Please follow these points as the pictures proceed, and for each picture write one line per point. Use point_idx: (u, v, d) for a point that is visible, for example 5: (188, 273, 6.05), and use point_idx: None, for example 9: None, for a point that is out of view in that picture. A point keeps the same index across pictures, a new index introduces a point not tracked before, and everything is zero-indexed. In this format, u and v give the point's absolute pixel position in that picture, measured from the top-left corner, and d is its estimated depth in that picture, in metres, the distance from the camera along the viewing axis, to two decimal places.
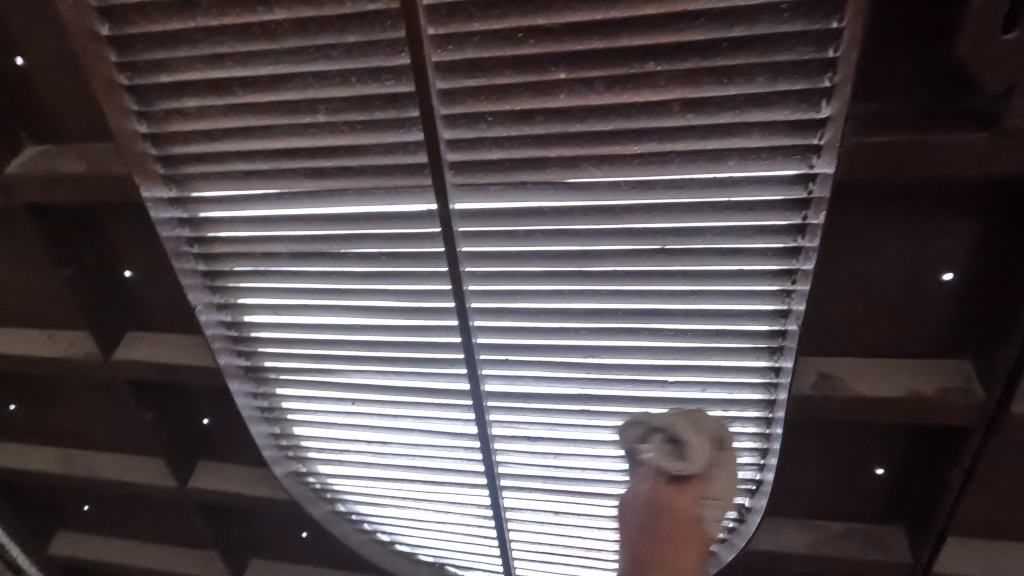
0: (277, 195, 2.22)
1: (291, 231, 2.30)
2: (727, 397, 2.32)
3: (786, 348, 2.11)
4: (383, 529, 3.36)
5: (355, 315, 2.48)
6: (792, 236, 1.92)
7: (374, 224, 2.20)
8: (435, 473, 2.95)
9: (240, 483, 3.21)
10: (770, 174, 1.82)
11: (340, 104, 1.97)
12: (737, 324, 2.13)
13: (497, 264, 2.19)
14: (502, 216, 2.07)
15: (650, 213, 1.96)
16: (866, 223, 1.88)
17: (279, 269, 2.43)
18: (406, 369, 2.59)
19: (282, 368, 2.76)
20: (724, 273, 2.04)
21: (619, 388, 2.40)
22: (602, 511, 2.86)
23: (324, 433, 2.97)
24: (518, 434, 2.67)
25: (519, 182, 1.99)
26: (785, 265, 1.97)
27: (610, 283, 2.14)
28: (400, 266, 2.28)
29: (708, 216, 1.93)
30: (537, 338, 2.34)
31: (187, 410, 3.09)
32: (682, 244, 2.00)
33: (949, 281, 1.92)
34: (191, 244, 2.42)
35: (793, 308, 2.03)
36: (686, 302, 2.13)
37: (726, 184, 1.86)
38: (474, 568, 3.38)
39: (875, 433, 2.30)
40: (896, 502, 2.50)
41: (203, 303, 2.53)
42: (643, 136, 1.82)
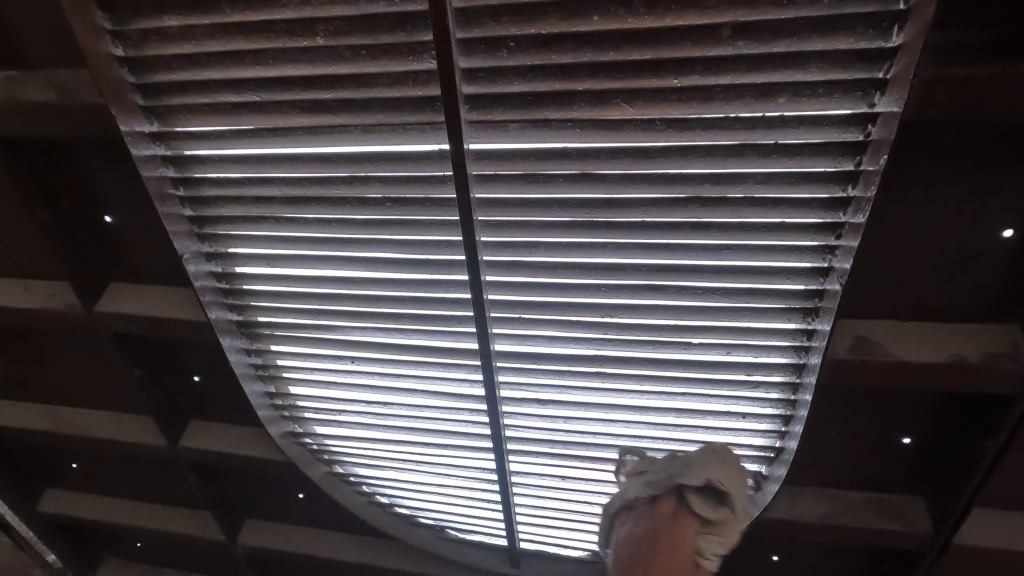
0: (271, 132, 2.01)
1: (288, 173, 2.10)
2: (753, 361, 2.19)
3: (823, 309, 1.97)
4: (382, 492, 3.26)
5: (356, 268, 2.30)
6: (841, 185, 1.74)
7: (379, 166, 2.00)
8: (438, 436, 2.83)
9: (236, 443, 3.09)
10: (824, 113, 1.63)
11: (341, 26, 1.74)
12: (770, 283, 1.98)
13: (513, 214, 2.00)
14: (521, 158, 1.87)
15: (685, 157, 1.78)
16: (924, 172, 1.71)
17: (273, 216, 2.23)
18: (410, 327, 2.43)
19: (277, 324, 2.60)
20: (763, 225, 1.87)
21: (638, 350, 2.26)
22: (611, 477, 2.77)
23: (323, 393, 2.83)
24: (527, 397, 2.53)
25: (542, 118, 1.79)
26: (830, 218, 1.81)
27: (637, 236, 1.97)
28: (407, 214, 2.09)
29: (750, 161, 1.76)
30: (554, 296, 2.17)
31: (176, 367, 2.93)
32: (718, 192, 1.83)
33: (1009, 239, 1.77)
34: (176, 185, 2.20)
35: (835, 265, 1.87)
36: (718, 259, 1.97)
37: (773, 124, 1.68)
38: (476, 532, 3.31)
39: (908, 401, 2.18)
40: (919, 472, 2.40)
41: (192, 251, 2.33)
42: (684, 68, 1.63)
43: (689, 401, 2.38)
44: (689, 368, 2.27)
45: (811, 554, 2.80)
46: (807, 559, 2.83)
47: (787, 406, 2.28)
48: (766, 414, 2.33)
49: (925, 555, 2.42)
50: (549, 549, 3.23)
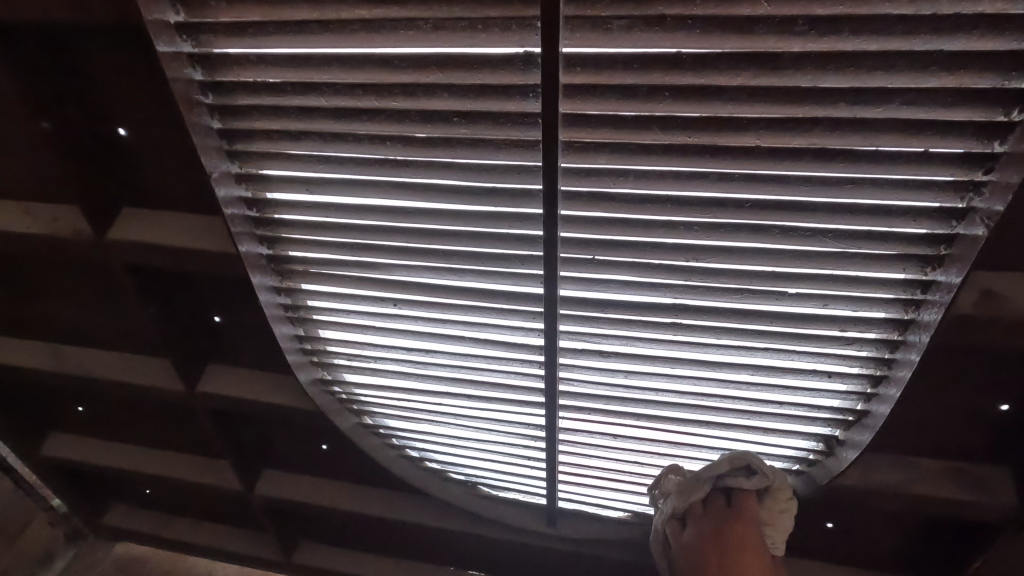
0: (322, 27, 1.70)
1: (339, 80, 1.80)
2: (850, 315, 1.97)
3: (950, 256, 1.74)
4: (414, 446, 3.09)
5: (409, 198, 2.04)
6: (1005, 108, 1.48)
7: (449, 73, 1.71)
8: (483, 388, 2.63)
9: (259, 390, 2.87)
10: (1008, 14, 1.35)
11: None
12: (890, 226, 1.74)
13: (603, 135, 1.73)
14: (623, 67, 1.58)
15: (824, 68, 1.49)
16: None
17: (318, 133, 1.94)
18: (464, 267, 2.19)
19: (313, 261, 2.35)
20: (897, 157, 1.61)
21: (722, 300, 2.03)
22: (666, 437, 2.60)
23: (358, 338, 2.61)
24: (588, 348, 2.33)
25: (655, 15, 1.48)
26: (982, 148, 1.56)
27: (744, 167, 1.71)
28: (476, 133, 1.81)
29: (901, 75, 1.47)
30: (635, 236, 1.92)
31: (196, 306, 2.68)
32: (853, 113, 1.56)
33: None
34: (205, 91, 1.90)
35: (977, 205, 1.63)
36: (835, 196, 1.71)
37: (940, 28, 1.39)
38: (510, 489, 3.16)
39: (1018, 364, 1.98)
40: (1009, 442, 2.23)
41: (222, 172, 2.03)
42: None
43: (769, 358, 2.18)
44: (777, 321, 2.05)
45: (871, 521, 2.67)
46: (866, 526, 2.70)
47: (879, 366, 2.08)
48: (852, 375, 2.13)
49: (1005, 527, 2.28)
50: (588, 508, 3.10)
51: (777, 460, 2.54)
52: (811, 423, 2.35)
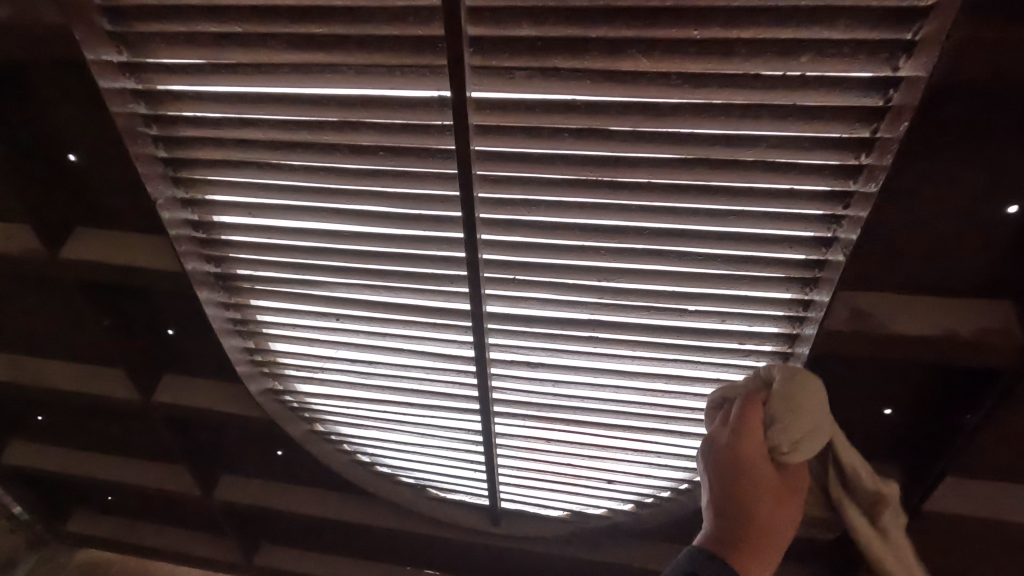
0: (256, 68, 1.86)
1: (274, 115, 1.95)
2: (746, 330, 2.18)
3: (823, 279, 1.96)
4: (364, 451, 3.24)
5: (345, 222, 2.20)
6: (855, 152, 1.70)
7: (373, 112, 1.88)
8: (424, 396, 2.80)
9: (212, 399, 2.99)
10: (847, 74, 1.56)
11: None
12: (772, 252, 1.95)
13: (514, 170, 1.91)
14: (526, 110, 1.77)
15: (700, 115, 1.69)
16: (939, 142, 1.67)
17: (257, 162, 2.09)
18: (398, 284, 2.35)
19: (259, 279, 2.49)
20: (771, 192, 1.81)
21: (631, 316, 2.24)
22: (596, 440, 2.79)
23: (305, 349, 2.75)
24: (517, 359, 2.51)
25: (551, 67, 1.67)
26: (840, 186, 1.77)
27: (640, 199, 1.90)
28: (401, 166, 1.99)
29: (765, 123, 1.68)
30: (550, 258, 2.11)
31: (149, 320, 2.80)
32: (729, 155, 1.76)
33: (1013, 215, 1.75)
34: (148, 123, 2.04)
35: (840, 235, 1.85)
36: (721, 225, 1.92)
37: (793, 84, 1.60)
38: (458, 491, 3.32)
39: (894, 374, 2.21)
40: (897, 443, 2.46)
41: (165, 197, 2.17)
42: (706, 18, 1.53)
43: (679, 368, 2.38)
44: (682, 335, 2.25)
45: None
46: None
47: None
48: None
49: None
50: (529, 508, 3.27)
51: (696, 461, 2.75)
52: None
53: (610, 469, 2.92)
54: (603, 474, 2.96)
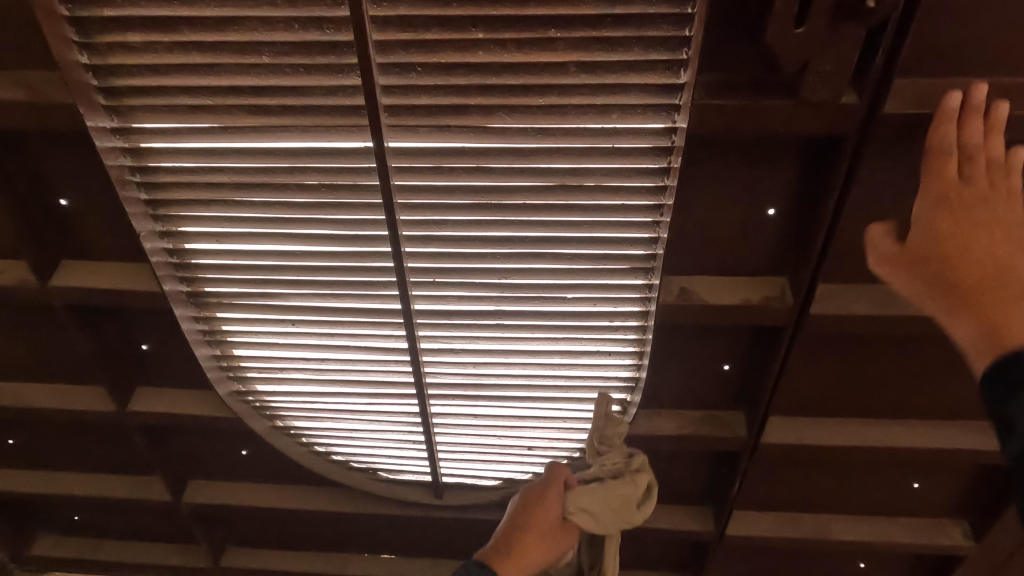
0: (223, 129, 2.44)
1: (237, 164, 2.54)
2: (612, 309, 2.89)
3: (654, 267, 2.68)
4: (320, 442, 3.74)
5: (297, 243, 2.78)
6: (659, 177, 2.44)
7: (316, 159, 2.48)
8: (370, 386, 3.37)
9: (183, 404, 3.46)
10: (643, 126, 2.31)
11: (283, 49, 2.22)
12: (619, 249, 2.67)
13: (425, 198, 2.56)
14: (431, 154, 2.44)
15: (552, 154, 2.42)
16: (714, 168, 2.42)
17: (223, 199, 2.65)
18: (343, 292, 2.93)
19: (226, 294, 3.02)
20: (610, 207, 2.57)
21: (526, 305, 2.91)
22: (514, 412, 3.44)
23: (266, 353, 3.28)
24: (443, 348, 3.12)
25: (445, 124, 2.36)
26: (655, 200, 2.52)
27: (521, 214, 2.62)
28: (339, 198, 2.60)
29: (597, 158, 2.43)
30: (460, 263, 2.77)
31: (125, 337, 3.26)
32: (577, 180, 2.50)
33: (772, 216, 2.52)
34: (133, 172, 2.58)
35: (660, 235, 2.59)
36: (580, 230, 2.65)
37: (610, 132, 2.35)
38: (405, 472, 3.84)
39: (722, 338, 2.95)
40: (736, 393, 3.22)
41: (146, 231, 2.71)
42: (545, 90, 2.25)
43: (569, 345, 3.07)
44: (567, 317, 2.95)
45: (670, 462, 3.60)
46: (667, 468, 3.65)
47: (641, 343, 2.99)
48: (625, 351, 3.04)
49: (745, 452, 3.25)
50: (467, 480, 3.82)
51: None
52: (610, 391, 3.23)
53: (530, 436, 3.56)
54: (524, 441, 3.60)
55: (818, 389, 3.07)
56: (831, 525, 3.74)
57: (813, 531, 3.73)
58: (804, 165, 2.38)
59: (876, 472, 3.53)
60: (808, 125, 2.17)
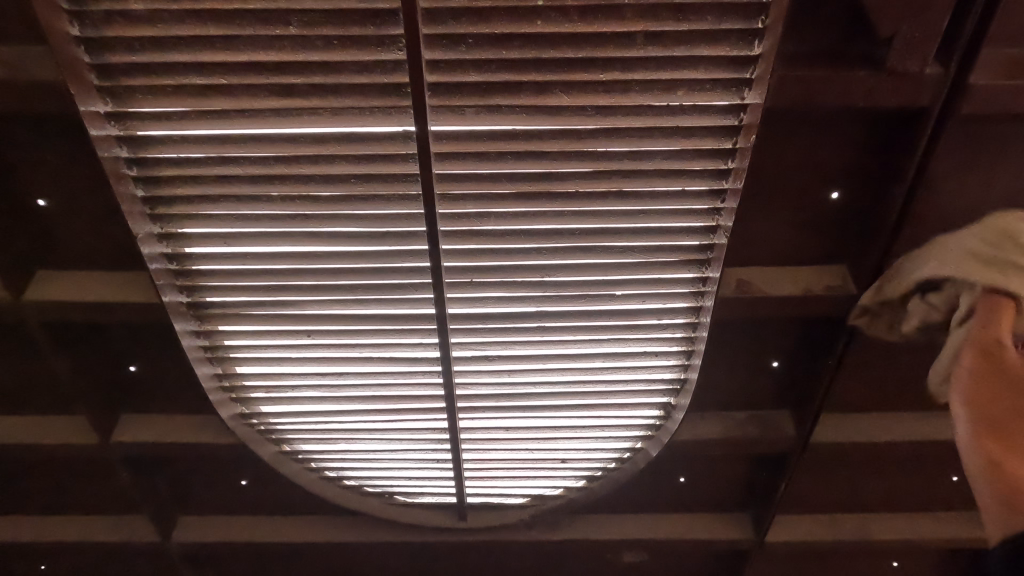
0: (240, 113, 2.14)
1: (254, 154, 2.23)
2: (662, 306, 2.68)
3: (713, 259, 2.49)
4: (331, 466, 3.39)
5: (317, 244, 2.47)
6: (723, 159, 2.26)
7: (345, 146, 2.21)
8: (392, 401, 3.07)
9: (177, 432, 3.07)
10: (711, 103, 2.14)
11: (315, 18, 1.95)
12: (675, 240, 2.47)
13: (467, 188, 2.32)
14: (477, 138, 2.20)
15: (610, 137, 2.22)
16: (781, 149, 2.28)
17: (236, 195, 2.34)
18: (367, 297, 2.65)
19: (232, 304, 2.68)
20: (669, 194, 2.36)
21: (570, 305, 2.69)
22: (547, 423, 3.19)
23: (275, 370, 2.93)
24: (476, 355, 2.86)
25: (494, 105, 2.13)
26: (717, 186, 2.33)
27: (571, 205, 2.38)
28: (369, 191, 2.31)
29: (658, 140, 2.22)
30: (501, 260, 2.52)
31: (110, 358, 2.87)
32: (635, 166, 2.28)
33: (835, 199, 2.39)
34: (129, 165, 2.26)
35: (721, 223, 2.40)
36: (634, 222, 2.43)
37: (675, 111, 2.16)
38: (425, 494, 3.52)
39: (774, 330, 2.82)
40: (784, 390, 3.08)
41: (144, 233, 2.37)
42: (608, 65, 2.05)
43: (612, 347, 2.86)
44: (612, 317, 2.74)
45: (710, 467, 3.42)
46: (706, 474, 3.46)
47: (689, 342, 2.81)
48: (672, 351, 2.85)
49: (793, 453, 3.10)
50: (493, 500, 3.53)
51: (634, 430, 3.19)
52: (652, 394, 3.04)
53: (563, 448, 3.31)
54: (556, 454, 3.34)
55: (869, 381, 2.96)
56: (873, 525, 3.61)
57: (857, 532, 3.59)
58: (872, 144, 2.25)
59: (920, 468, 3.42)
60: (889, 100, 2.04)
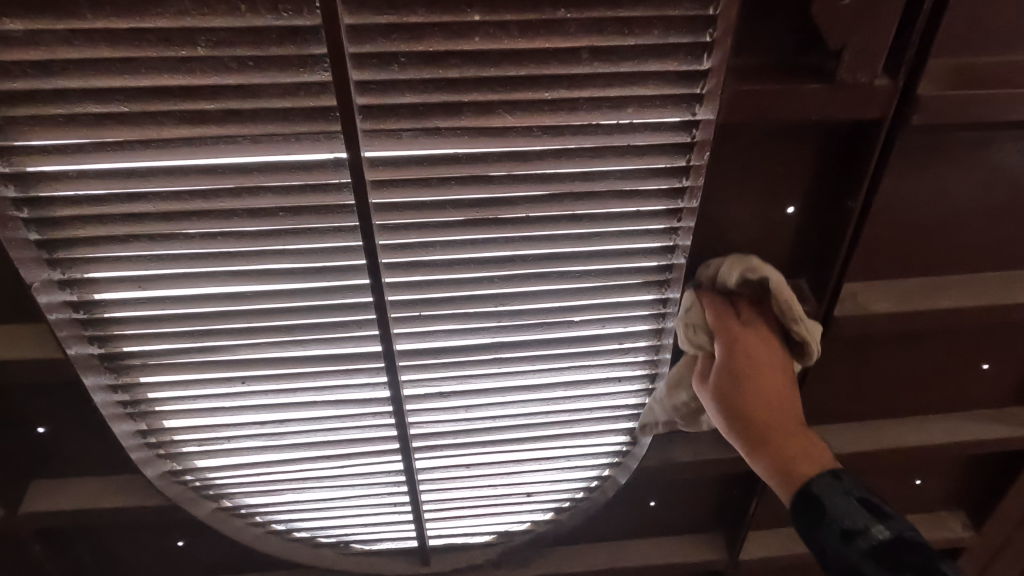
0: (145, 144, 1.91)
1: (164, 188, 1.99)
2: (623, 330, 2.56)
3: (672, 279, 2.38)
4: (277, 519, 3.11)
5: (246, 282, 2.24)
6: (678, 177, 2.16)
7: (270, 176, 2.00)
8: (340, 447, 2.83)
9: (97, 496, 2.75)
10: (662, 120, 2.04)
11: (227, 38, 1.75)
12: (632, 262, 2.35)
13: (409, 216, 2.14)
14: (417, 163, 2.04)
15: (559, 158, 2.09)
16: (735, 165, 2.20)
17: (147, 234, 2.08)
18: (307, 338, 2.42)
19: (152, 353, 2.41)
20: (624, 215, 2.24)
21: (527, 334, 2.53)
22: (508, 457, 3.01)
23: (207, 422, 2.65)
24: (430, 392, 2.67)
25: (433, 127, 1.97)
26: (672, 205, 2.22)
27: (522, 230, 2.23)
28: (300, 224, 2.10)
29: (609, 160, 2.11)
30: (451, 291, 2.35)
31: (14, 419, 2.56)
32: (588, 187, 2.16)
33: (792, 214, 2.32)
34: (18, 206, 2.00)
35: (679, 243, 2.29)
36: (589, 245, 2.30)
37: (625, 129, 2.05)
38: (383, 540, 3.28)
39: None
40: None
41: (41, 281, 2.11)
42: (553, 83, 1.93)
43: (574, 374, 2.71)
44: (572, 344, 2.59)
45: (679, 489, 3.32)
46: (677, 497, 3.36)
47: (653, 365, 2.69)
48: (636, 375, 2.73)
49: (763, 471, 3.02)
50: (457, 540, 3.32)
51: (600, 459, 3.05)
52: (618, 420, 2.91)
53: (528, 482, 3.13)
54: (521, 488, 3.16)
55: (834, 393, 2.92)
56: None
57: None
58: (825, 157, 2.20)
59: (884, 475, 3.41)
60: (842, 112, 1.98)
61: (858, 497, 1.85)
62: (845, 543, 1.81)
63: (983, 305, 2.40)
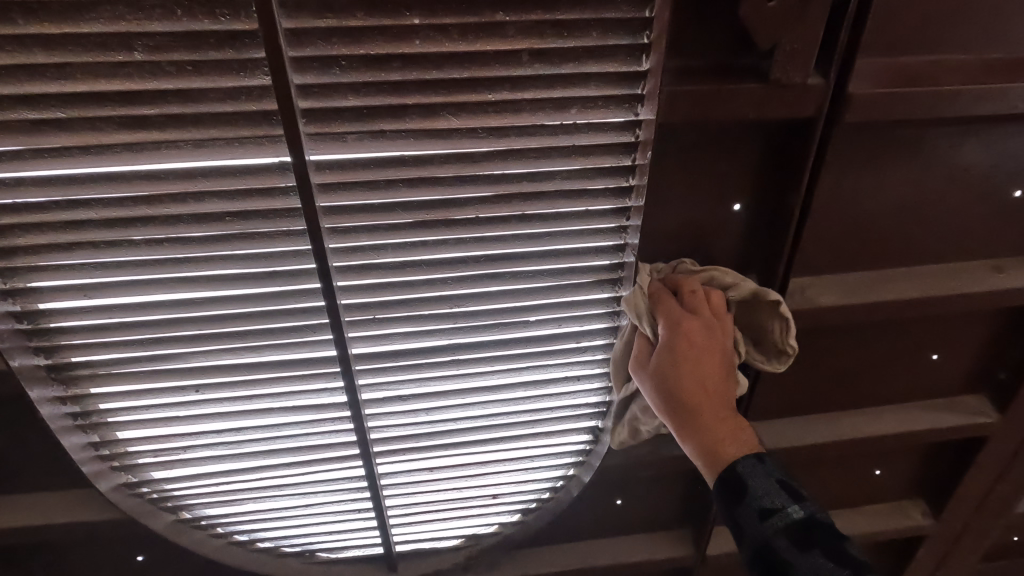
0: (85, 150, 1.90)
1: (107, 194, 1.97)
2: (579, 329, 2.59)
3: (624, 277, 2.42)
4: (239, 530, 3.06)
5: (196, 288, 2.22)
6: (624, 176, 2.20)
7: (215, 181, 1.99)
8: (301, 454, 2.80)
9: (50, 511, 2.69)
10: (605, 120, 2.08)
11: (164, 42, 1.75)
12: (585, 261, 2.38)
13: (358, 219, 2.14)
14: (364, 166, 2.05)
15: (506, 158, 2.11)
16: (679, 164, 2.25)
17: (91, 241, 2.06)
18: (260, 344, 2.40)
19: (101, 363, 2.37)
20: (573, 214, 2.27)
21: (483, 335, 2.54)
22: (472, 459, 3.01)
23: (161, 433, 2.61)
24: (389, 396, 2.66)
25: (378, 130, 1.99)
26: (621, 204, 2.26)
27: (473, 231, 2.25)
28: (248, 228, 2.09)
29: (556, 160, 2.14)
30: (405, 293, 2.35)
31: None
32: (536, 187, 2.18)
33: (738, 211, 2.38)
34: None
35: (629, 242, 2.33)
36: (541, 245, 2.32)
37: (569, 130, 2.09)
38: (349, 547, 3.25)
39: None
40: None
41: None
42: (495, 85, 1.96)
43: (534, 374, 2.73)
44: (529, 344, 2.61)
45: (645, 485, 3.35)
46: (642, 494, 3.39)
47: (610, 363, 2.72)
48: (595, 373, 2.76)
49: None
50: (425, 545, 3.30)
51: (564, 458, 3.07)
52: (579, 419, 2.93)
53: (494, 483, 3.13)
54: (487, 490, 3.16)
55: (789, 386, 2.99)
56: None
57: None
58: (767, 154, 2.26)
59: (843, 467, 3.48)
60: (779, 111, 2.04)
61: (777, 479, 1.88)
62: (760, 519, 1.84)
63: (923, 297, 2.48)
